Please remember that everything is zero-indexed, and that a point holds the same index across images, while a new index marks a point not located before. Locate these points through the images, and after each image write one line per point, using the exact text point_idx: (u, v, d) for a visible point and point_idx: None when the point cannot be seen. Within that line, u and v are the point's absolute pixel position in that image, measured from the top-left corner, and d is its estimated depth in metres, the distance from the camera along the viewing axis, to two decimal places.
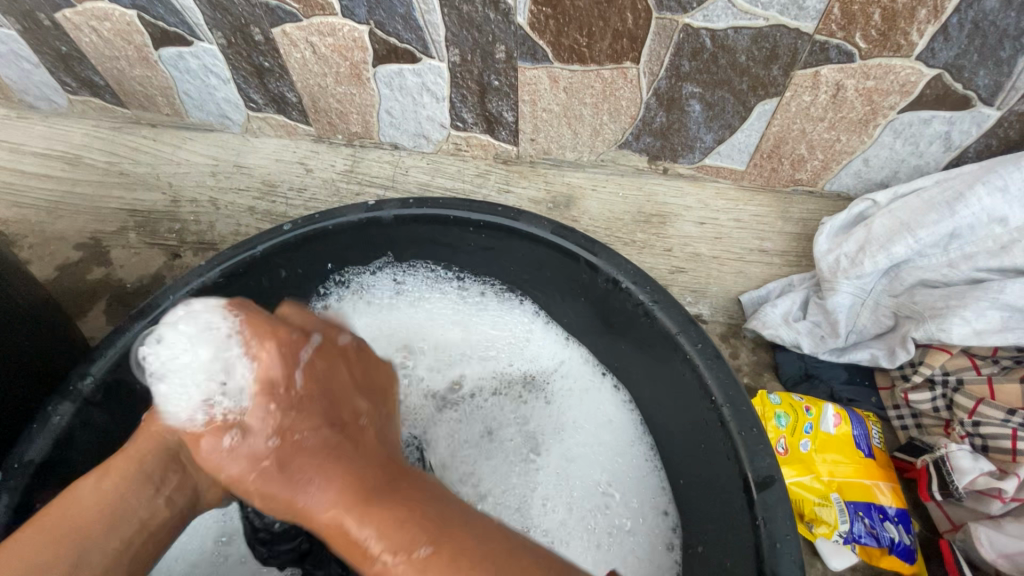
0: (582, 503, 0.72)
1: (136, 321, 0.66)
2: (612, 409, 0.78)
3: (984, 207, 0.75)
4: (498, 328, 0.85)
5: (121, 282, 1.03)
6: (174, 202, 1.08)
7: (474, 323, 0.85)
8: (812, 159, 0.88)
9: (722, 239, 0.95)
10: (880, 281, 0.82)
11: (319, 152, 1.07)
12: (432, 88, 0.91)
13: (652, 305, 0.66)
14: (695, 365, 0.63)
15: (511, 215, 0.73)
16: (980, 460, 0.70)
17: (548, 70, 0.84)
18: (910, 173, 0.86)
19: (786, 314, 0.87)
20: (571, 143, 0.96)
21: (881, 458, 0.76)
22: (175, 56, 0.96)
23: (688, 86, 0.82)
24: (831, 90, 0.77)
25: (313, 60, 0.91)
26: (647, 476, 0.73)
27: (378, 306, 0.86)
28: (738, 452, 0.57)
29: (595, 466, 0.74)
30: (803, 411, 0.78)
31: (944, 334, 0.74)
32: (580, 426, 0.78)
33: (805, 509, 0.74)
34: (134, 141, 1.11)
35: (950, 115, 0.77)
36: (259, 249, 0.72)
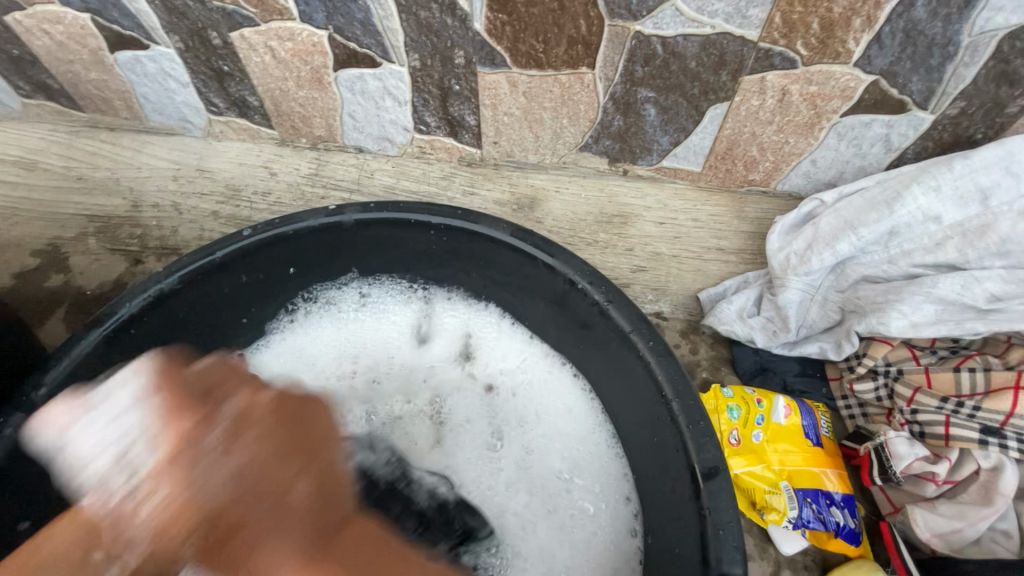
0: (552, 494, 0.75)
1: (91, 329, 0.66)
2: (572, 398, 0.80)
3: (920, 205, 0.79)
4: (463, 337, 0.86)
5: (81, 289, 1.01)
6: (135, 206, 1.07)
7: (440, 332, 0.86)
8: (763, 160, 0.91)
9: (681, 238, 0.98)
10: (827, 278, 0.85)
11: (283, 156, 1.06)
12: (394, 92, 0.92)
13: (607, 305, 0.69)
14: (647, 362, 0.65)
15: (471, 218, 0.75)
16: (916, 446, 0.73)
17: (507, 75, 0.85)
18: (855, 173, 0.90)
19: (741, 310, 0.90)
20: (533, 145, 0.98)
21: (828, 446, 0.80)
22: (132, 59, 0.95)
23: (642, 91, 0.84)
24: (777, 94, 0.80)
25: (274, 64, 0.91)
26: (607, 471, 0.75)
27: (344, 320, 0.87)
28: (686, 444, 0.60)
29: (559, 451, 0.77)
30: (755, 403, 0.81)
31: (883, 327, 0.78)
32: (542, 414, 0.80)
33: (757, 498, 0.77)
34: (93, 146, 1.09)
35: (889, 119, 0.81)
36: (219, 254, 0.72)
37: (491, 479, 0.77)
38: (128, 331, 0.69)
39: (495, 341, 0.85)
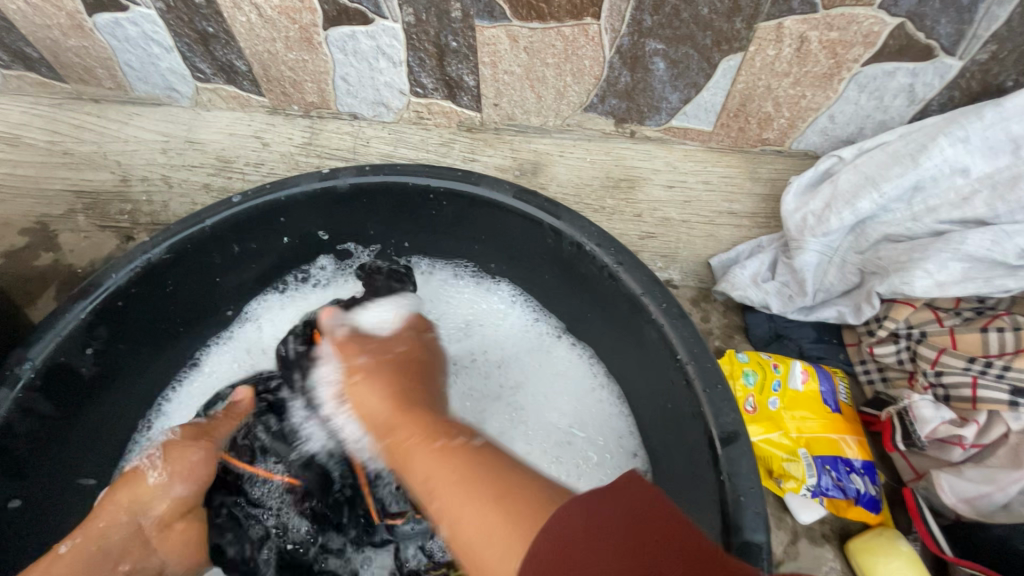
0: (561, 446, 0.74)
1: (76, 302, 0.63)
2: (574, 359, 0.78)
3: (946, 157, 0.74)
4: (465, 310, 0.83)
5: (71, 267, 0.99)
6: (124, 181, 1.03)
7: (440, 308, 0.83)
8: (778, 117, 0.87)
9: (691, 202, 0.95)
10: (846, 239, 0.82)
11: (275, 124, 1.02)
12: (388, 52, 0.87)
13: (617, 268, 0.65)
14: (660, 325, 0.62)
15: (471, 179, 0.70)
16: (942, 409, 0.70)
17: (506, 29, 0.81)
18: (876, 129, 0.86)
19: (755, 275, 0.87)
20: (535, 107, 0.93)
21: (848, 413, 0.77)
22: (111, 22, 0.90)
23: (651, 43, 0.79)
24: (795, 43, 0.76)
25: (260, 23, 0.86)
26: (619, 429, 0.73)
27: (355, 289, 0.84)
28: (703, 409, 0.57)
29: (564, 405, 0.76)
30: (771, 368, 0.78)
31: (907, 287, 0.74)
32: (554, 373, 0.78)
33: (774, 466, 0.74)
34: (77, 118, 1.04)
35: (914, 67, 0.76)
36: (208, 223, 0.69)
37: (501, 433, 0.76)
38: (116, 305, 0.66)
39: (502, 316, 0.82)
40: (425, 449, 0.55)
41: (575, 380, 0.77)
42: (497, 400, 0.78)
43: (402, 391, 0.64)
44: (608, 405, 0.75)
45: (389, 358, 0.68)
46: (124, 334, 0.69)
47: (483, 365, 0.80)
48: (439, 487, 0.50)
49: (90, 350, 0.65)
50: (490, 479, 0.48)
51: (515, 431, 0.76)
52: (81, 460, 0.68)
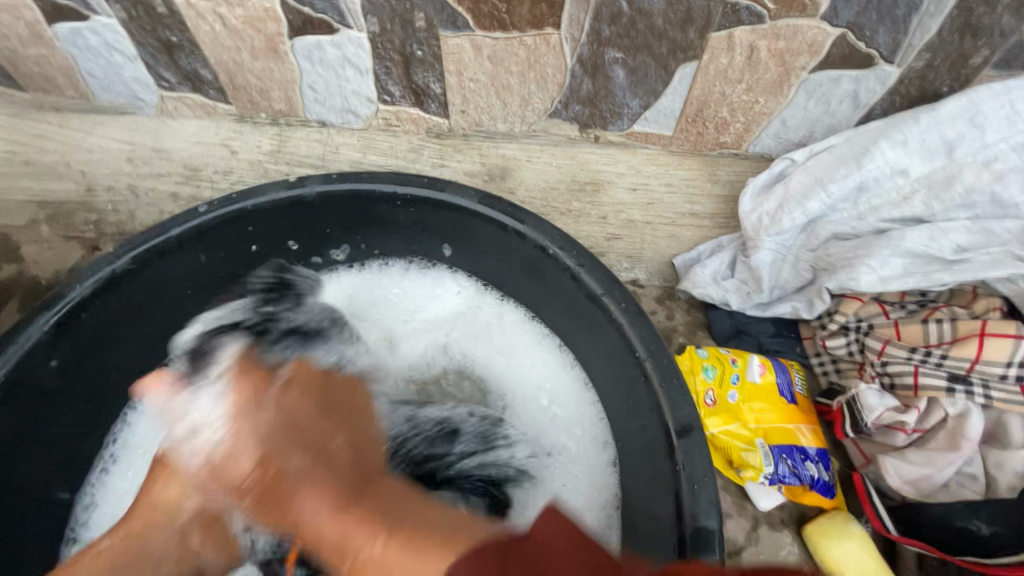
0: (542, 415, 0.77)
1: (40, 314, 0.63)
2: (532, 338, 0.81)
3: (887, 159, 0.79)
4: (428, 307, 0.84)
5: (36, 279, 0.97)
6: (88, 191, 1.02)
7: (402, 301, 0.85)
8: (734, 122, 0.91)
9: (655, 204, 0.97)
10: (799, 237, 0.85)
11: (242, 132, 1.02)
12: (354, 60, 0.88)
13: (578, 269, 0.68)
14: (620, 324, 0.64)
15: (437, 186, 0.72)
16: (886, 397, 0.75)
17: (470, 39, 0.82)
18: (825, 132, 0.90)
19: (715, 273, 0.90)
20: (501, 113, 0.95)
21: (803, 403, 0.81)
22: (72, 31, 0.89)
23: (610, 51, 0.82)
24: (745, 52, 0.79)
25: (225, 33, 0.86)
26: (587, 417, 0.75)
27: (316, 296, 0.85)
28: (660, 403, 0.60)
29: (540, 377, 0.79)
30: (730, 363, 0.81)
31: (853, 282, 0.78)
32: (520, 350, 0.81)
33: (733, 456, 0.78)
34: (38, 127, 1.03)
35: (856, 74, 0.80)
36: (174, 232, 0.69)
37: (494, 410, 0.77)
38: (81, 316, 0.66)
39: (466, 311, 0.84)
40: (314, 490, 0.50)
41: (533, 369, 0.80)
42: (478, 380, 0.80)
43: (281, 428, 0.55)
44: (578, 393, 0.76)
45: (298, 391, 0.58)
46: (90, 346, 0.69)
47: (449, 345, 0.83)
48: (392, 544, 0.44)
49: (55, 362, 0.65)
50: (425, 548, 0.43)
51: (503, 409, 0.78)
52: (50, 477, 0.68)
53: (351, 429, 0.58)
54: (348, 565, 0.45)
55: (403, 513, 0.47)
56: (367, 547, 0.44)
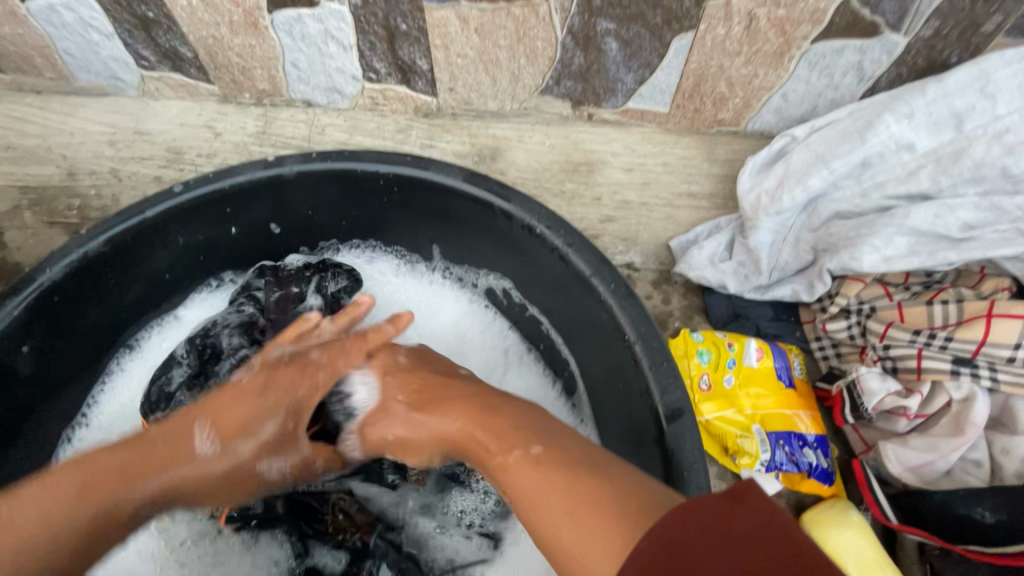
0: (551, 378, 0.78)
1: (8, 298, 0.60)
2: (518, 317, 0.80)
3: (892, 134, 0.75)
4: (438, 309, 0.82)
5: (18, 266, 0.94)
6: (70, 175, 0.99)
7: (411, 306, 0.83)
8: (733, 97, 0.87)
9: (651, 184, 0.94)
10: (799, 217, 0.82)
11: (226, 113, 0.99)
12: (337, 35, 0.85)
13: (567, 249, 0.65)
14: (609, 306, 0.62)
15: (420, 164, 0.69)
16: (887, 380, 0.72)
17: (456, 11, 0.79)
18: (828, 107, 0.86)
19: (712, 255, 0.87)
20: (491, 91, 0.92)
21: (801, 388, 0.79)
22: (45, 8, 0.86)
23: (602, 22, 0.78)
24: (743, 21, 0.75)
25: (202, 8, 0.83)
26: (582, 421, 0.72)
27: None
28: (650, 387, 0.57)
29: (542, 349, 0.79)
30: (726, 347, 0.79)
31: (855, 263, 0.75)
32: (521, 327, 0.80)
33: (729, 442, 0.75)
34: (19, 111, 1.01)
35: (861, 44, 0.77)
36: (149, 214, 0.67)
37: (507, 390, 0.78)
38: (53, 299, 0.64)
39: (466, 319, 0.82)
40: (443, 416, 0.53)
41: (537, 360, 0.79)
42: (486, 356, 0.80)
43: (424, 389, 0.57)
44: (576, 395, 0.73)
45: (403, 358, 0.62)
46: (63, 330, 0.67)
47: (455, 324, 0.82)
48: (546, 477, 0.43)
49: (27, 348, 0.63)
50: (578, 485, 0.41)
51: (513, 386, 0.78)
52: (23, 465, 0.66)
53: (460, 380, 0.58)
54: (495, 461, 0.47)
55: (567, 454, 0.45)
56: (516, 447, 0.47)
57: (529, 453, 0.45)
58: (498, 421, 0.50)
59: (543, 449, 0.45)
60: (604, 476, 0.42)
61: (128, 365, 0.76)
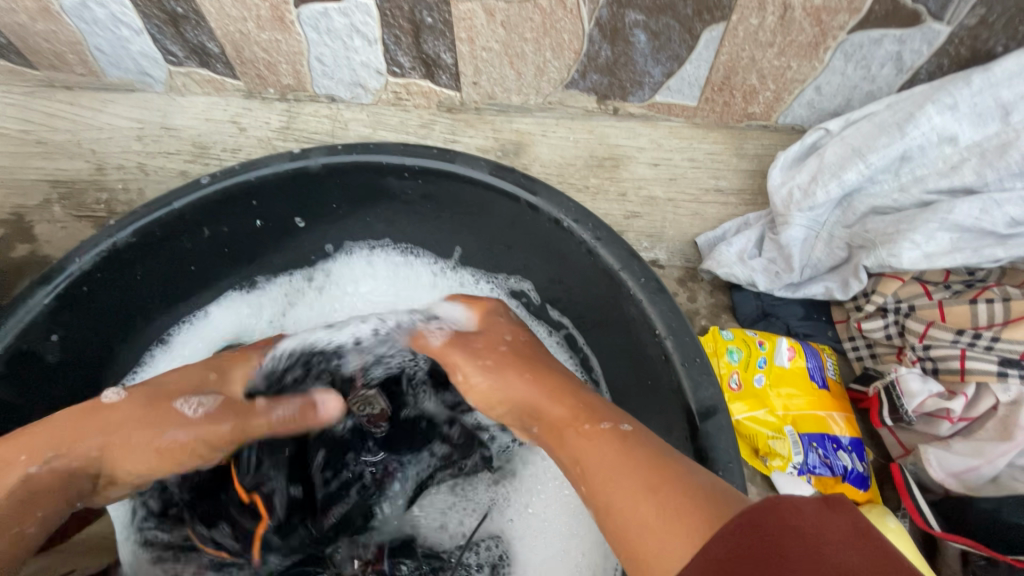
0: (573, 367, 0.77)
1: (39, 287, 0.61)
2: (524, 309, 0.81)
3: (934, 126, 0.73)
4: (410, 300, 0.84)
5: (47, 259, 0.97)
6: (99, 170, 1.01)
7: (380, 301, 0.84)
8: (764, 90, 0.85)
9: (677, 180, 0.93)
10: (833, 213, 0.80)
11: (251, 109, 1.00)
12: (362, 29, 0.85)
13: (595, 243, 0.63)
14: (638, 301, 0.60)
15: (445, 156, 0.69)
16: (929, 381, 0.69)
17: (482, 3, 0.78)
18: (863, 100, 0.84)
19: (741, 252, 0.85)
20: (515, 85, 0.91)
21: (835, 389, 0.76)
22: (77, 5, 0.87)
23: (631, 13, 0.77)
24: (778, 10, 0.73)
25: (230, 2, 0.83)
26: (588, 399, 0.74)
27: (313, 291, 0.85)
28: (682, 384, 0.55)
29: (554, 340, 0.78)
30: (757, 345, 0.77)
31: (894, 259, 0.72)
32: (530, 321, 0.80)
33: (760, 444, 0.73)
34: (51, 107, 1.03)
35: (901, 33, 0.74)
36: (176, 205, 0.67)
37: None
38: (82, 290, 0.64)
39: None
40: (537, 387, 0.54)
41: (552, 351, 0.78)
42: None
43: (527, 358, 0.58)
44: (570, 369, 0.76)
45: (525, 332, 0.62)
46: (91, 320, 0.67)
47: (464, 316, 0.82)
48: (612, 467, 0.44)
49: (56, 337, 0.64)
50: (654, 466, 0.43)
51: None
52: None
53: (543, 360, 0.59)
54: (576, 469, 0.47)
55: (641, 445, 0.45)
56: (609, 423, 0.48)
57: (604, 429, 0.47)
58: (583, 400, 0.52)
59: (633, 429, 0.47)
60: (682, 463, 0.43)
61: (159, 360, 0.78)
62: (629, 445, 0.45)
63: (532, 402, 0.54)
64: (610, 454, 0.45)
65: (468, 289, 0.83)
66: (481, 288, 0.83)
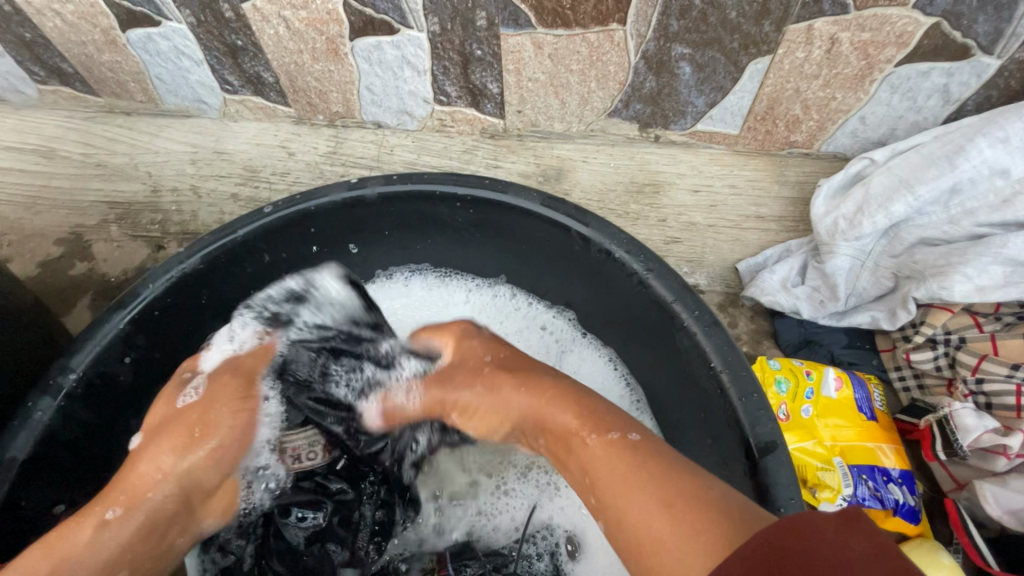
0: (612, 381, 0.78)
1: (115, 312, 0.64)
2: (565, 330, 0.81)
3: (984, 159, 0.73)
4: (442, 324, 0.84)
5: (105, 277, 0.99)
6: (154, 192, 1.05)
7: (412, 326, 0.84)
8: (807, 119, 0.86)
9: (717, 206, 0.93)
10: (879, 243, 0.80)
11: (300, 134, 1.04)
12: (413, 61, 0.88)
13: (647, 274, 0.65)
14: (692, 333, 0.61)
15: (498, 187, 0.71)
16: (985, 417, 0.69)
17: (532, 36, 0.81)
18: (908, 129, 0.84)
19: (784, 280, 0.85)
20: (559, 113, 0.93)
21: (883, 421, 0.76)
22: (144, 38, 0.92)
23: (677, 47, 0.78)
24: (825, 44, 0.74)
25: (288, 36, 0.87)
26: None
27: None
28: (739, 418, 0.56)
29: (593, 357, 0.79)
30: (804, 376, 0.77)
31: (945, 292, 0.72)
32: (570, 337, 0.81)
33: (808, 475, 0.72)
34: (109, 132, 1.08)
35: (949, 66, 0.74)
36: (241, 233, 0.70)
37: None
38: (153, 315, 0.67)
39: None
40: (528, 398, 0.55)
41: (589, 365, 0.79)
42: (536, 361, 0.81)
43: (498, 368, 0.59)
44: (609, 390, 0.77)
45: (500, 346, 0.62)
46: (161, 343, 0.70)
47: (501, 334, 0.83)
48: (610, 465, 0.47)
49: (128, 360, 0.67)
50: (644, 465, 0.46)
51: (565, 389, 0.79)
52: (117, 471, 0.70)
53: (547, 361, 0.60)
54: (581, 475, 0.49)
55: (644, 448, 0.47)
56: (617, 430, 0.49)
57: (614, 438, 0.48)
58: (590, 403, 0.52)
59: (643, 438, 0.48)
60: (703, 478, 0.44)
61: None
62: (622, 452, 0.47)
63: (540, 409, 0.53)
64: (614, 466, 0.46)
65: (499, 313, 0.84)
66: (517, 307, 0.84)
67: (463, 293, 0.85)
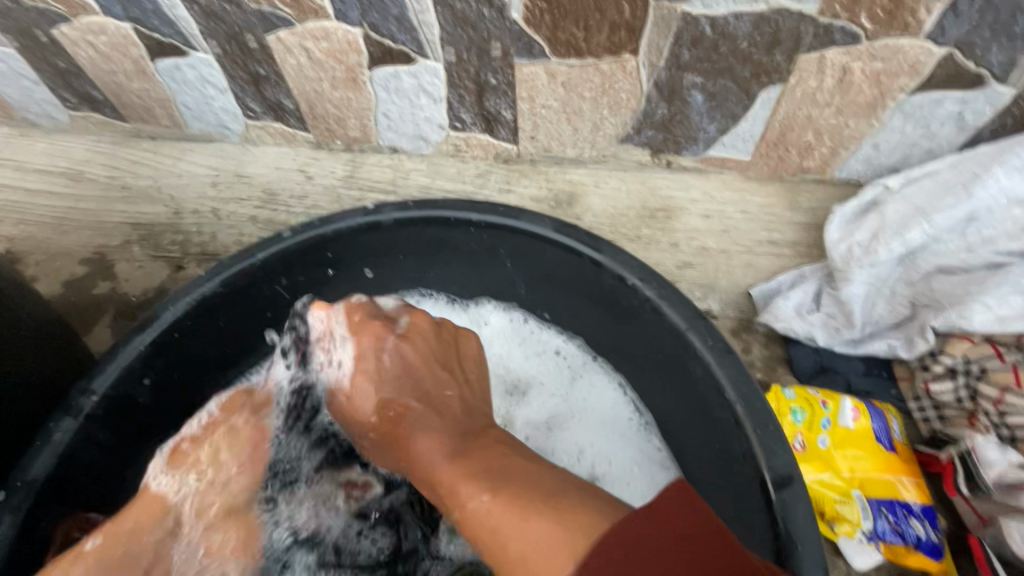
0: (622, 404, 0.78)
1: (137, 334, 0.66)
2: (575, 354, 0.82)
3: (1002, 188, 0.73)
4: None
5: (126, 296, 1.00)
6: (176, 214, 1.07)
7: None
8: (819, 146, 0.86)
9: (729, 232, 0.93)
10: (895, 270, 0.79)
11: (319, 158, 1.06)
12: (429, 89, 0.90)
13: (660, 302, 0.65)
14: (706, 361, 0.61)
15: (511, 214, 0.71)
16: (1008, 451, 0.68)
17: (545, 66, 0.82)
18: (922, 156, 0.84)
19: (798, 306, 0.84)
20: (571, 139, 0.94)
21: (903, 452, 0.74)
22: (171, 67, 0.96)
23: (689, 76, 0.80)
24: (836, 74, 0.75)
25: (309, 65, 0.90)
26: (641, 444, 0.75)
27: None
28: (754, 450, 0.55)
29: (603, 380, 0.80)
30: (820, 405, 0.76)
31: (964, 321, 0.72)
32: (581, 360, 0.81)
33: (826, 508, 0.71)
34: (134, 155, 1.12)
35: (963, 95, 0.75)
36: (259, 256, 0.71)
37: (570, 410, 0.79)
38: (173, 336, 0.69)
39: (483, 349, 0.84)
40: (436, 424, 0.57)
41: (598, 389, 0.79)
42: (548, 384, 0.81)
43: (402, 375, 0.60)
44: (618, 413, 0.77)
45: (418, 337, 0.63)
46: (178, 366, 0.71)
47: (515, 355, 0.83)
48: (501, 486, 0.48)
49: (148, 381, 0.68)
50: (532, 480, 0.48)
51: (576, 414, 0.78)
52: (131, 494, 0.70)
53: (469, 381, 0.63)
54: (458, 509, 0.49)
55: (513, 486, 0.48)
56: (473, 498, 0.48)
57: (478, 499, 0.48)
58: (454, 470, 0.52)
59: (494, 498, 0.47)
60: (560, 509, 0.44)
61: None
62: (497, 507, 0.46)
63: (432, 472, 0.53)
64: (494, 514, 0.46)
65: (507, 339, 0.84)
66: (530, 331, 0.84)
67: (472, 318, 0.86)
